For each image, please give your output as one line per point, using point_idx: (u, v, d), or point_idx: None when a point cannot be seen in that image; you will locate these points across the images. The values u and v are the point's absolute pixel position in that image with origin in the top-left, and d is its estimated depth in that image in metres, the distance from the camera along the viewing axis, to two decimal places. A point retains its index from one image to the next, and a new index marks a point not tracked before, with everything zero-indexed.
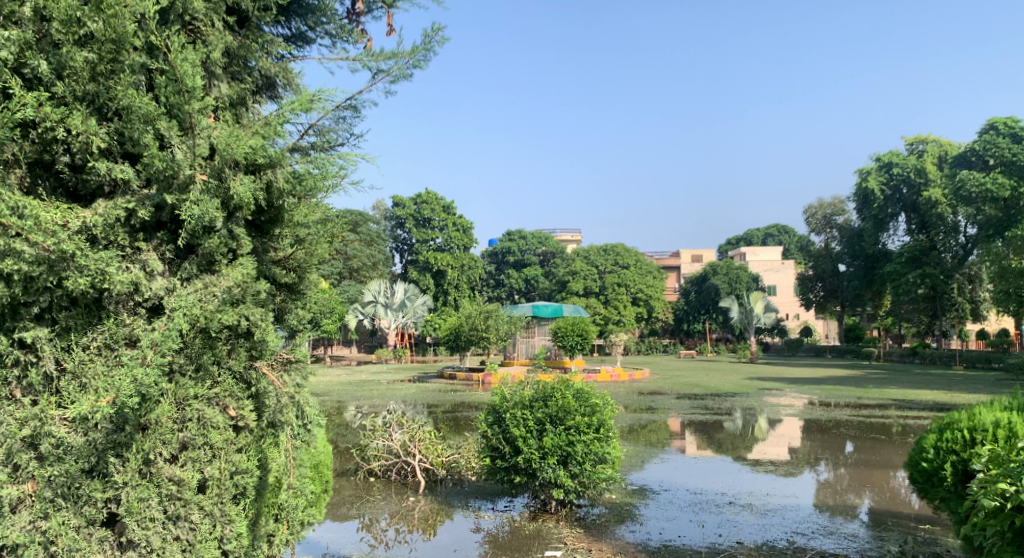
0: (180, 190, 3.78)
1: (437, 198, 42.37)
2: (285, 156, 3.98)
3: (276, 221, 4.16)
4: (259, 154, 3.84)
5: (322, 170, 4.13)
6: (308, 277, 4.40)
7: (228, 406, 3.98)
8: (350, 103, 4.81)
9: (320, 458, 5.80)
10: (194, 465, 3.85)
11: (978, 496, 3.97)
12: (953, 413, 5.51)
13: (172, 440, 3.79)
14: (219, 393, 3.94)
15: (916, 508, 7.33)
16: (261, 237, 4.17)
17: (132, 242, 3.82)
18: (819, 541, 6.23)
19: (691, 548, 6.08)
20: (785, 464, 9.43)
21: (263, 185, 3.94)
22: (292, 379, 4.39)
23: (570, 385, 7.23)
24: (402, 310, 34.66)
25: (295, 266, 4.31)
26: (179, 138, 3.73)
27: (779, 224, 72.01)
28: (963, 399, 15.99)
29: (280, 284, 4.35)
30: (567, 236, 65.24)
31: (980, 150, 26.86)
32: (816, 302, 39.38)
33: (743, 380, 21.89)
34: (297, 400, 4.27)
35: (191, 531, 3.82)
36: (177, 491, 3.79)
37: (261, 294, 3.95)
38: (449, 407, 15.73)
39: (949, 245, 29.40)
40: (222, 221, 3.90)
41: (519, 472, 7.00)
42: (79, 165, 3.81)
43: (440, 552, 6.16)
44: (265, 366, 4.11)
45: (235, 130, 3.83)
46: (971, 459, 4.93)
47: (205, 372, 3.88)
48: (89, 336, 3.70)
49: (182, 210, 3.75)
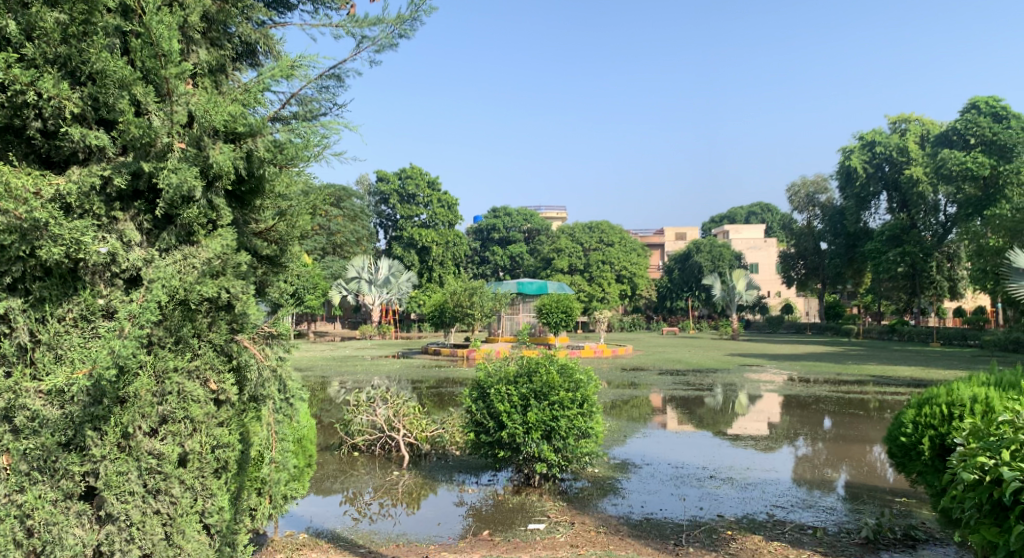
0: (157, 157, 3.73)
1: (422, 173, 42.08)
2: (266, 125, 3.92)
3: (257, 192, 4.11)
4: (239, 121, 3.79)
5: (304, 140, 4.04)
6: (290, 250, 4.35)
7: (209, 379, 3.94)
8: (333, 73, 4.75)
9: (303, 432, 5.77)
10: (174, 439, 3.81)
11: (955, 468, 4.00)
12: (931, 389, 5.56)
13: (152, 414, 3.75)
14: (199, 366, 3.90)
15: (892, 482, 7.44)
16: (241, 209, 4.13)
17: (108, 211, 3.75)
18: (798, 514, 6.30)
19: (672, 521, 6.12)
20: (765, 439, 9.52)
21: (243, 154, 3.88)
22: (274, 353, 4.32)
23: (554, 360, 7.25)
24: (386, 286, 34.40)
25: (276, 238, 4.26)
26: (155, 105, 3.68)
27: (761, 202, 72.41)
28: (940, 375, 16.22)
29: (261, 257, 4.31)
30: (552, 213, 65.24)
31: (960, 129, 26.86)
32: (797, 280, 39.64)
33: (725, 357, 22.03)
34: (278, 374, 4.24)
35: (171, 506, 3.79)
36: (157, 464, 3.75)
37: (242, 266, 3.89)
38: (433, 382, 15.78)
39: (930, 223, 29.48)
40: (201, 191, 3.84)
41: (503, 447, 7.00)
42: (52, 131, 3.74)
43: (424, 525, 6.20)
44: (247, 340, 4.06)
45: (213, 97, 3.76)
46: (949, 434, 4.97)
47: (184, 344, 3.85)
48: (64, 307, 3.66)
49: (159, 177, 3.68)
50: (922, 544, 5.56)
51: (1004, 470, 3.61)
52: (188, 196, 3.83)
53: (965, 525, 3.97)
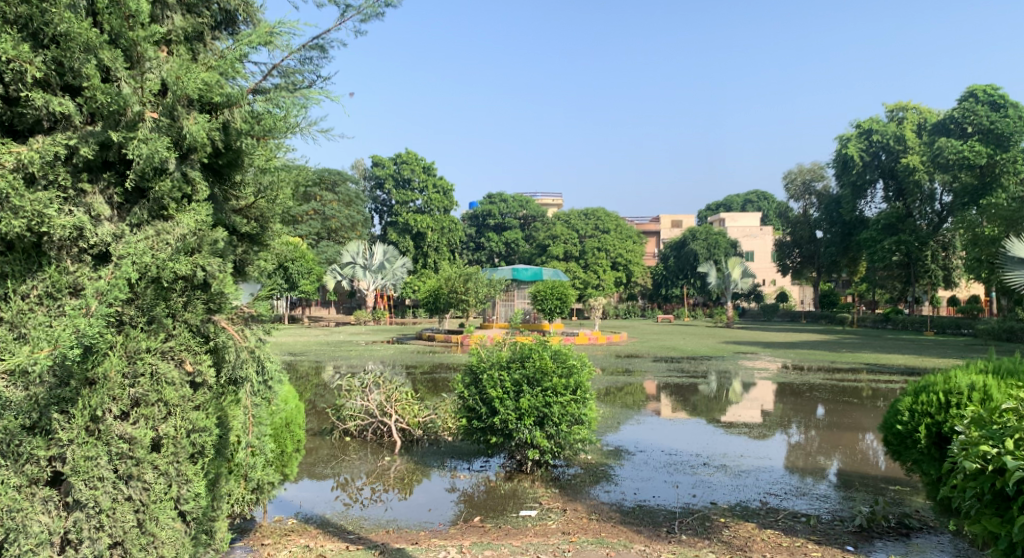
0: (127, 127, 3.66)
1: (417, 158, 41.90)
2: (244, 95, 3.84)
3: (235, 165, 4.02)
4: (216, 91, 3.73)
5: (285, 111, 3.93)
6: (271, 228, 4.28)
7: (184, 360, 3.84)
8: (317, 43, 4.60)
9: (295, 418, 5.63)
10: (147, 423, 3.72)
11: (958, 458, 3.93)
12: (928, 377, 5.50)
13: (123, 396, 3.68)
14: (174, 347, 3.81)
15: (885, 469, 7.40)
16: (220, 183, 4.05)
17: (75, 183, 3.66)
18: (792, 502, 6.25)
19: (665, 508, 6.08)
20: (759, 427, 9.48)
21: (220, 125, 3.81)
22: (254, 335, 4.17)
23: (548, 346, 7.17)
24: (380, 272, 34.30)
25: (256, 216, 4.20)
26: (126, 73, 3.62)
27: (757, 190, 72.38)
28: (934, 364, 16.25)
29: (240, 234, 4.23)
30: (548, 200, 65.17)
31: (958, 117, 26.79)
32: (793, 268, 39.64)
33: (720, 344, 22.00)
34: (258, 354, 4.12)
35: (144, 492, 3.73)
36: (128, 449, 3.67)
37: (219, 243, 3.84)
38: (427, 367, 15.76)
39: (924, 212, 29.60)
40: (175, 163, 3.77)
41: (496, 433, 6.94)
42: (13, 98, 3.61)
43: (415, 511, 6.14)
44: (225, 321, 3.95)
45: (187, 64, 3.72)
46: (949, 423, 4.90)
47: (158, 324, 3.77)
48: (29, 283, 3.57)
49: (129, 148, 3.62)
50: (916, 532, 5.52)
51: (1007, 458, 3.54)
52: (162, 167, 3.75)
53: (967, 514, 3.93)
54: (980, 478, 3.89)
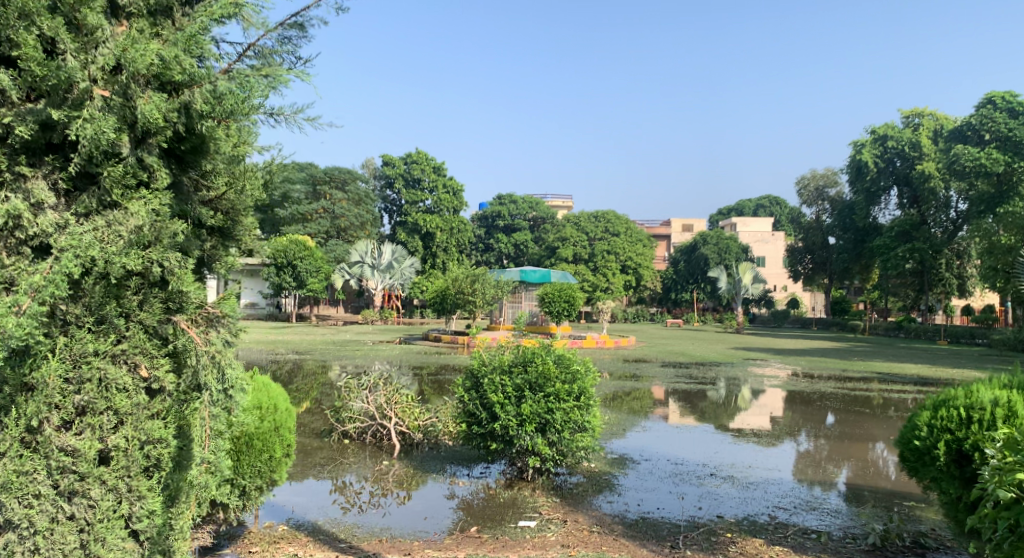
0: (73, 105, 3.51)
1: (428, 158, 41.77)
2: (207, 74, 3.68)
3: (198, 151, 3.88)
4: (175, 68, 3.59)
5: (249, 90, 3.77)
6: (242, 221, 4.14)
7: (139, 365, 3.67)
8: (295, 21, 4.39)
9: (289, 419, 5.34)
10: (93, 433, 3.55)
11: (989, 484, 3.67)
12: (947, 390, 5.27)
13: (66, 404, 3.50)
14: (126, 350, 3.64)
15: (899, 484, 7.15)
16: (182, 169, 3.89)
17: (14, 167, 3.51)
18: (801, 517, 6.04)
19: (669, 521, 5.88)
20: (768, 435, 9.22)
21: (180, 106, 3.66)
22: (220, 337, 3.94)
23: (551, 351, 6.99)
24: (389, 272, 34.02)
25: (227, 208, 4.07)
26: (73, 47, 3.50)
27: (771, 195, 71.94)
28: (949, 374, 15.96)
29: (209, 227, 4.09)
30: (559, 201, 64.94)
31: (976, 125, 26.53)
32: (804, 274, 39.29)
33: (729, 350, 21.71)
34: (221, 361, 3.89)
35: (90, 510, 3.56)
36: (70, 462, 3.51)
37: (179, 236, 3.70)
38: (433, 368, 15.60)
39: (939, 220, 29.20)
40: (129, 147, 3.62)
41: (496, 439, 6.76)
42: None
43: (411, 519, 5.95)
44: (186, 322, 3.78)
45: (141, 39, 3.58)
46: (978, 445, 4.68)
47: (108, 325, 3.60)
48: None
49: (73, 128, 3.47)
50: (931, 552, 5.31)
51: None
52: (116, 152, 3.60)
53: (997, 544, 3.77)
54: (1012, 506, 3.69)
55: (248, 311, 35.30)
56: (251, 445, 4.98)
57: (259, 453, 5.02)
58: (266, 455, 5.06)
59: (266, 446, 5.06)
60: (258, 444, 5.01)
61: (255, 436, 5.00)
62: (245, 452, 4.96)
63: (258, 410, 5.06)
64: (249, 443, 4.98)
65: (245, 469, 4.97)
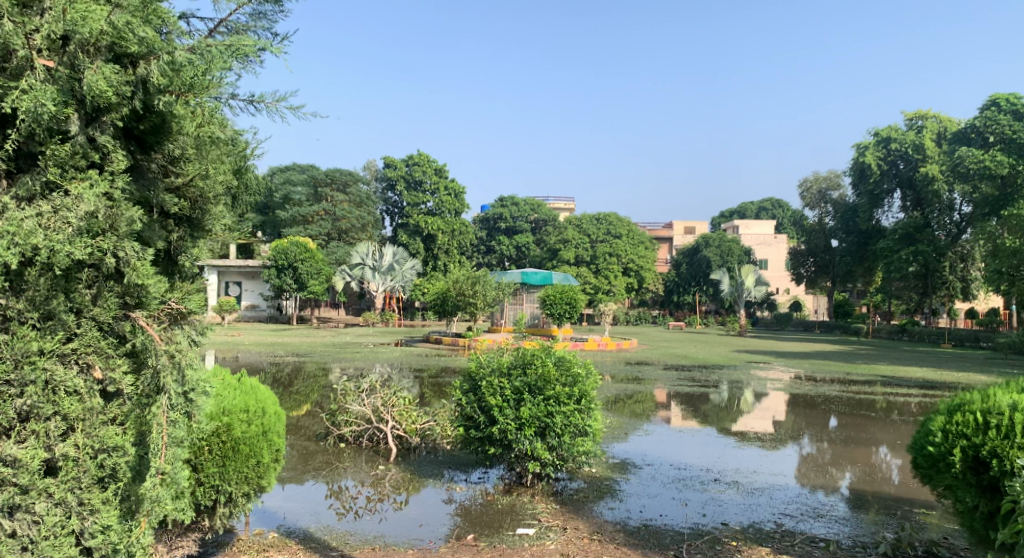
0: (12, 75, 3.39)
1: (429, 160, 41.61)
2: (163, 43, 3.58)
3: (160, 131, 3.76)
4: (128, 35, 3.49)
5: (208, 61, 3.66)
6: (212, 211, 4.00)
7: (93, 366, 3.54)
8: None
9: (277, 422, 5.16)
10: (37, 440, 3.41)
11: None
12: (962, 395, 5.10)
13: (7, 408, 3.36)
14: (77, 350, 3.50)
15: (909, 491, 6.96)
16: (141, 151, 3.76)
17: None
18: (808, 524, 5.86)
19: (672, 528, 5.71)
20: (772, 439, 9.04)
21: (136, 79, 3.55)
22: (181, 337, 3.81)
23: (551, 352, 6.82)
24: (390, 274, 33.70)
25: (196, 194, 3.92)
26: (12, 11, 3.37)
27: (773, 199, 71.75)
28: (954, 378, 15.76)
29: (174, 216, 3.94)
30: (561, 204, 64.80)
31: (980, 126, 26.39)
32: (807, 277, 39.07)
33: (731, 353, 21.51)
34: (181, 362, 3.76)
35: (34, 526, 3.42)
36: (11, 474, 3.35)
37: (135, 224, 3.55)
38: (434, 371, 15.42)
39: (943, 223, 28.96)
40: (78, 125, 3.48)
41: (494, 443, 6.59)
42: None
43: (405, 526, 5.77)
44: (144, 320, 3.65)
45: (91, 6, 3.46)
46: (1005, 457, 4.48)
47: (56, 322, 3.46)
48: None
49: (11, 99, 3.33)
50: None
51: None
52: (63, 130, 3.47)
53: None
54: None
55: (248, 313, 35.20)
56: (238, 451, 4.81)
57: (246, 460, 4.85)
58: (254, 461, 4.89)
59: (254, 452, 4.89)
60: (245, 450, 4.84)
61: (242, 442, 4.84)
62: (232, 458, 4.79)
63: (246, 413, 4.90)
64: (235, 449, 4.81)
65: (230, 476, 4.79)
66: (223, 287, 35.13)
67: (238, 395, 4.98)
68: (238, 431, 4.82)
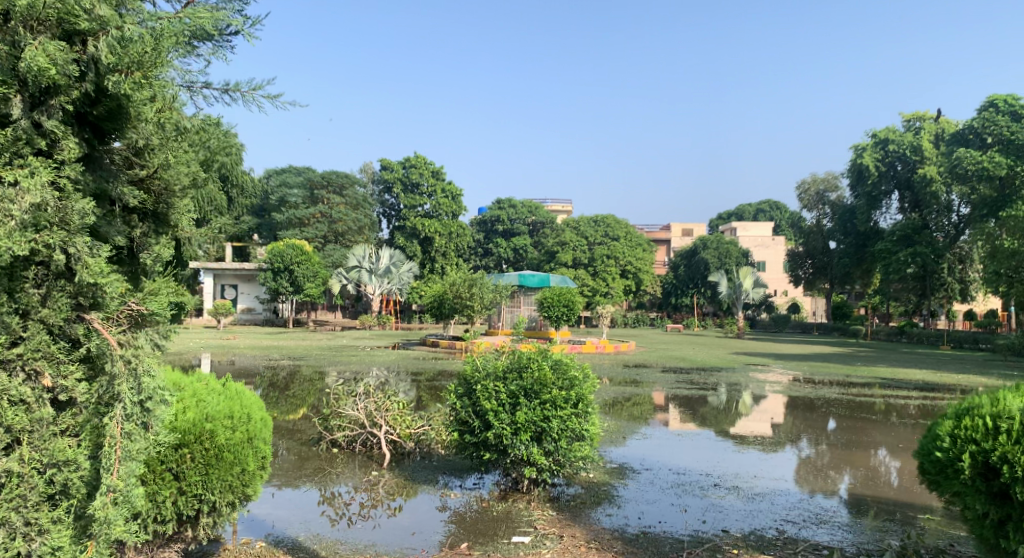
0: None
1: (426, 162, 41.47)
2: (113, 20, 3.78)
3: (115, 118, 3.92)
4: (77, 11, 3.68)
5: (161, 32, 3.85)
6: (174, 202, 4.22)
7: (43, 374, 3.69)
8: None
9: (261, 423, 5.02)
10: None
11: None
12: (970, 398, 4.99)
13: None
14: (24, 357, 3.64)
15: (911, 494, 6.83)
16: (96, 135, 3.94)
17: None
18: (812, 531, 5.72)
19: (671, 536, 5.58)
20: (770, 442, 8.90)
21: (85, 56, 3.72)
22: (138, 343, 3.92)
23: (548, 356, 6.67)
24: (388, 277, 33.40)
25: (160, 185, 4.15)
26: None
27: (771, 200, 71.47)
28: (954, 380, 15.65)
29: (135, 208, 4.15)
30: (558, 206, 64.62)
31: (978, 128, 26.33)
32: (805, 279, 38.92)
33: (730, 355, 21.35)
34: (135, 370, 3.87)
35: None
36: None
37: (88, 216, 3.69)
38: (431, 374, 15.27)
39: (941, 225, 29.01)
40: (22, 110, 3.63)
41: (489, 448, 6.46)
42: None
43: (398, 534, 5.61)
44: (99, 323, 3.78)
45: None
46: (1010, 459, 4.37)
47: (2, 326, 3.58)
48: None
49: None
50: None
51: None
52: (6, 115, 3.61)
53: None
54: None
55: (245, 316, 35.05)
56: (221, 459, 4.67)
57: (231, 467, 4.72)
58: (238, 469, 4.75)
59: (238, 460, 4.75)
60: (229, 458, 4.70)
61: (226, 449, 4.69)
62: (216, 466, 4.65)
63: (231, 420, 4.75)
64: (219, 456, 4.67)
65: (214, 484, 4.65)
66: (220, 290, 34.95)
67: (222, 401, 4.84)
68: (221, 438, 4.67)
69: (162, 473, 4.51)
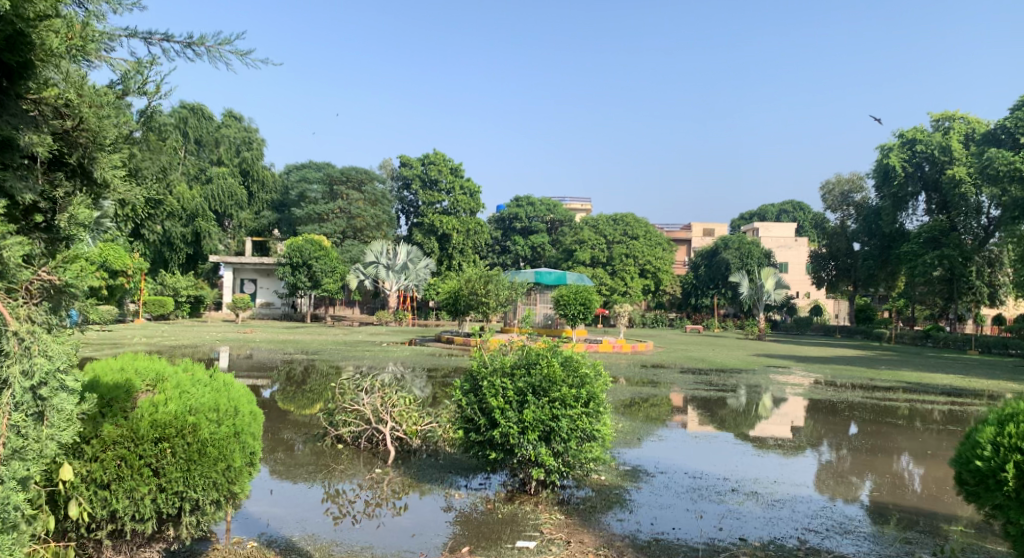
0: None
1: (445, 159, 41.30)
2: None
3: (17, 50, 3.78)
4: None
5: None
6: (98, 158, 4.16)
7: None
8: None
9: (246, 410, 4.79)
10: None
11: None
12: (1015, 406, 4.70)
13: None
14: None
15: (937, 502, 6.49)
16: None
17: None
18: (834, 541, 5.40)
19: (686, 544, 5.26)
20: (790, 445, 8.55)
21: None
22: (43, 319, 3.81)
23: (558, 351, 6.38)
24: (404, 273, 33.19)
25: (84, 140, 4.12)
26: None
27: (793, 201, 70.71)
28: (982, 385, 15.19)
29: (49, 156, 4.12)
30: (577, 204, 64.46)
31: (1010, 128, 25.69)
32: (828, 281, 38.23)
33: (749, 357, 20.97)
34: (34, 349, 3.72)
35: None
36: None
37: None
38: (445, 371, 15.07)
39: (969, 227, 28.38)
40: None
41: (495, 448, 6.18)
42: None
43: (398, 536, 5.35)
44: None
45: None
46: None
47: None
48: None
49: None
50: None
51: None
52: None
53: None
54: None
55: (263, 311, 34.99)
56: (205, 455, 4.43)
57: (215, 464, 4.47)
58: (223, 465, 4.49)
59: (223, 455, 4.49)
60: (213, 453, 4.45)
61: (209, 443, 4.46)
62: (199, 462, 4.41)
63: (216, 413, 4.54)
64: (203, 451, 4.44)
65: (196, 482, 4.41)
66: (239, 284, 34.86)
67: (208, 393, 4.65)
68: (205, 432, 4.45)
69: (140, 468, 4.32)
